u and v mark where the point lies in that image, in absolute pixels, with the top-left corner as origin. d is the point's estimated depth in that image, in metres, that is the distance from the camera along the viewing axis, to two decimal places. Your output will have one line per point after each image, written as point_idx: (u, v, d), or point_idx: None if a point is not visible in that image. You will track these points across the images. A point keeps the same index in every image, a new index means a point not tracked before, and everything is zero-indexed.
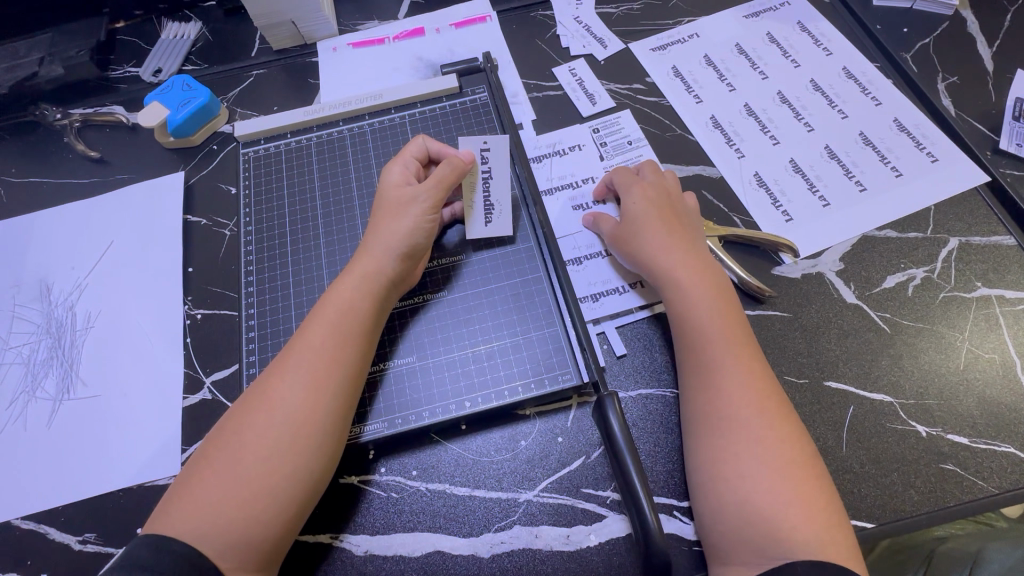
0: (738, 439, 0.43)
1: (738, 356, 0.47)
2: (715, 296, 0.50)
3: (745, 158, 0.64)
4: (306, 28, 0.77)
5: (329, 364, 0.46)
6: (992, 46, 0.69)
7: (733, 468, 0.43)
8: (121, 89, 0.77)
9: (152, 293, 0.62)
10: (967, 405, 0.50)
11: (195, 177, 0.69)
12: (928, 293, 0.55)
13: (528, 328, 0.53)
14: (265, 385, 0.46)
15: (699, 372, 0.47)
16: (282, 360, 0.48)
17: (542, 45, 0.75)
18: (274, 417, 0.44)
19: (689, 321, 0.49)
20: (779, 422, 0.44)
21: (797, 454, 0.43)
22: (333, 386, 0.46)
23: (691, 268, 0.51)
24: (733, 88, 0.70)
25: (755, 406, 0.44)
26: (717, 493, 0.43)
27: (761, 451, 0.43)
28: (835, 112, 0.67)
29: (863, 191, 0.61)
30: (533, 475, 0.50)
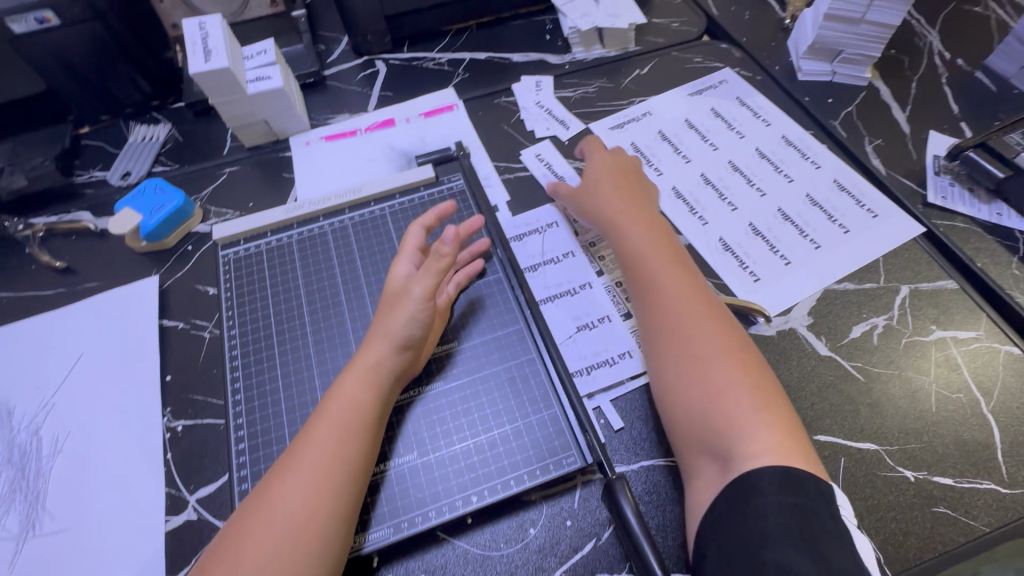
0: (713, 367, 0.50)
1: (686, 314, 0.54)
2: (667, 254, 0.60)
3: (709, 224, 0.69)
4: (278, 126, 0.79)
5: (333, 465, 0.45)
6: (905, 111, 0.78)
7: (702, 398, 0.49)
8: (87, 194, 0.76)
9: (127, 407, 0.59)
10: (945, 445, 0.53)
11: (170, 280, 0.67)
12: (891, 340, 0.59)
13: (527, 413, 0.54)
14: (263, 497, 0.44)
15: (660, 315, 0.55)
16: (285, 461, 0.46)
17: (509, 129, 0.80)
18: (275, 526, 0.42)
19: (649, 272, 0.58)
20: (741, 354, 0.52)
21: (762, 390, 0.49)
22: (341, 487, 0.45)
23: (647, 229, 0.62)
24: (688, 159, 0.76)
25: (720, 338, 0.52)
26: (695, 404, 0.49)
27: (726, 373, 0.50)
28: (782, 176, 0.73)
29: (818, 248, 0.66)
30: (546, 565, 0.48)
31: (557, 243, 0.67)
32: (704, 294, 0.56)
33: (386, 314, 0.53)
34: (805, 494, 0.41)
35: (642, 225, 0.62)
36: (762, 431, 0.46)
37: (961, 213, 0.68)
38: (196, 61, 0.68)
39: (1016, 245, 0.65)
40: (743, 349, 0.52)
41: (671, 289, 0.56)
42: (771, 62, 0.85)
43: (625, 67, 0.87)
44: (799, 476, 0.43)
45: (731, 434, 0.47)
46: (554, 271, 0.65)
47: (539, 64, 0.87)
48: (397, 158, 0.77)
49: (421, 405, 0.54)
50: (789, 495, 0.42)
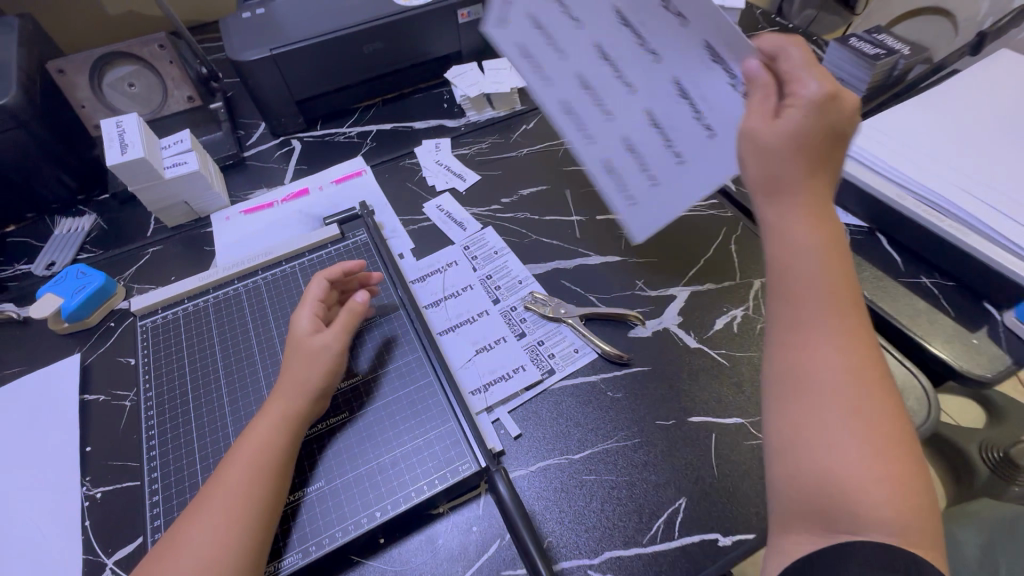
0: (826, 427, 0.40)
1: (864, 351, 0.42)
2: (826, 252, 0.45)
3: (610, 120, 0.57)
4: (199, 205, 0.86)
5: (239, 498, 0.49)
6: None
7: (813, 461, 0.40)
8: (12, 287, 0.80)
9: (47, 482, 0.61)
10: None
11: (92, 356, 0.71)
12: (749, 328, 0.68)
13: (426, 430, 0.58)
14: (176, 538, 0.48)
15: (784, 351, 0.44)
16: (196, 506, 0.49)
17: (412, 186, 0.89)
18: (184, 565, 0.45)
19: (804, 280, 0.45)
20: (875, 405, 0.40)
21: (894, 447, 0.39)
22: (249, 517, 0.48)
23: (812, 215, 0.46)
24: (562, 56, 0.57)
25: (840, 383, 0.41)
26: (794, 468, 0.41)
27: (845, 435, 0.39)
28: (646, 56, 0.53)
29: (682, 162, 0.56)
30: (455, 571, 0.52)
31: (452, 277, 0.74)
32: (857, 301, 0.44)
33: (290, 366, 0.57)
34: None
35: (811, 214, 0.46)
36: (884, 510, 0.37)
37: None
38: (113, 154, 0.75)
39: None
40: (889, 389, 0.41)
41: (830, 312, 0.43)
42: None
43: (514, 124, 0.99)
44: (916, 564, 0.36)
45: (853, 507, 0.38)
46: (454, 303, 0.72)
47: (438, 129, 0.99)
48: (310, 222, 0.84)
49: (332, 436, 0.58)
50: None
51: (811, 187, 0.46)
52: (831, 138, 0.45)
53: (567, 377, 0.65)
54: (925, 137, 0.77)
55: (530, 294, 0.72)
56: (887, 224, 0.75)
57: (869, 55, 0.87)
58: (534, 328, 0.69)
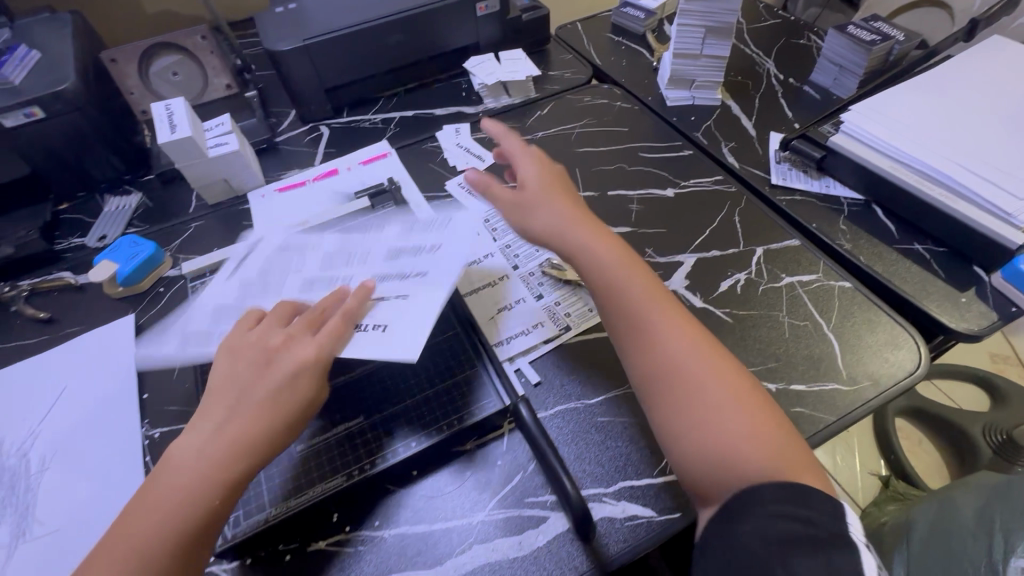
0: (689, 407, 0.51)
1: (691, 334, 0.55)
2: (633, 268, 0.59)
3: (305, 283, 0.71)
4: (237, 183, 0.93)
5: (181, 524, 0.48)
6: (752, 120, 0.97)
7: (700, 435, 0.49)
8: (67, 257, 0.86)
9: (108, 423, 0.66)
10: (799, 360, 0.66)
11: (145, 316, 0.77)
12: (751, 289, 0.73)
13: (454, 375, 0.64)
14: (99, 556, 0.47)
15: (643, 353, 0.55)
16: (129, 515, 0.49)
17: (435, 167, 0.95)
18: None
19: (631, 291, 0.57)
20: (718, 374, 0.52)
21: (744, 396, 0.51)
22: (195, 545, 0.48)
23: (606, 239, 0.61)
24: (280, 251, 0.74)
25: (692, 365, 0.53)
26: (688, 444, 0.50)
27: (707, 402, 0.51)
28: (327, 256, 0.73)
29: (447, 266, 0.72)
30: (482, 498, 0.58)
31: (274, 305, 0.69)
32: (670, 298, 0.59)
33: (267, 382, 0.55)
34: (813, 506, 0.43)
35: (607, 241, 0.61)
36: (754, 449, 0.48)
37: (798, 189, 0.84)
38: (164, 133, 0.81)
39: (841, 208, 0.82)
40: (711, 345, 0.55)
41: (658, 313, 0.56)
42: (645, 94, 1.05)
43: (529, 110, 1.05)
44: (801, 486, 0.44)
45: (733, 454, 0.48)
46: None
47: (458, 115, 1.05)
48: (340, 198, 0.90)
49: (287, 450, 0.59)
50: (788, 502, 0.43)
51: (590, 223, 0.63)
52: (566, 183, 0.68)
53: (582, 333, 0.70)
54: (917, 115, 0.82)
55: (547, 260, 0.78)
56: (882, 196, 0.80)
57: (864, 40, 0.92)
58: (551, 291, 0.75)
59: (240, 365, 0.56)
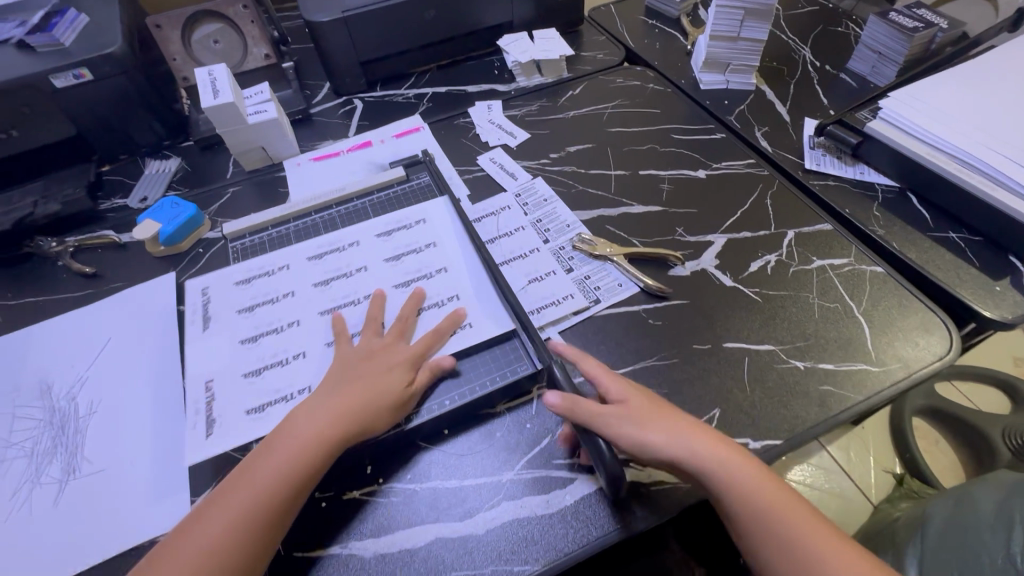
0: (810, 573, 0.49)
1: (776, 498, 0.52)
2: (717, 443, 0.54)
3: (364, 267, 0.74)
4: (274, 151, 0.94)
5: (267, 504, 0.52)
6: (786, 106, 0.97)
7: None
8: (110, 216, 0.89)
9: (152, 373, 0.69)
10: (828, 341, 0.66)
11: (186, 275, 0.80)
12: (782, 270, 0.73)
13: (486, 339, 0.66)
14: (189, 528, 0.51)
15: (752, 526, 0.52)
16: (220, 494, 0.53)
17: (467, 142, 0.96)
18: (189, 555, 0.49)
19: (722, 462, 0.53)
20: (813, 528, 0.52)
21: (827, 541, 0.51)
22: (269, 532, 0.51)
23: (688, 428, 0.55)
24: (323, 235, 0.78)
25: (794, 522, 0.52)
26: None
27: (825, 564, 0.49)
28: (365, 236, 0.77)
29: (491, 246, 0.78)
30: (511, 458, 0.59)
31: (288, 284, 0.74)
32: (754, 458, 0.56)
33: (368, 372, 0.60)
34: None
35: (696, 434, 0.55)
36: None
37: (832, 174, 0.84)
38: (206, 97, 0.82)
39: (875, 194, 0.81)
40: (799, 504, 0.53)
41: (750, 475, 0.53)
42: (678, 77, 1.05)
43: (561, 89, 1.05)
44: None
45: None
46: (272, 339, 0.68)
47: (490, 92, 1.05)
48: (374, 169, 0.92)
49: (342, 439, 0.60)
50: None
51: (675, 418, 0.56)
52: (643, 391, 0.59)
53: (611, 306, 0.71)
54: (958, 103, 0.81)
55: (578, 235, 0.79)
56: (918, 184, 0.79)
57: (906, 26, 0.91)
58: (581, 265, 0.76)
59: (350, 359, 0.62)
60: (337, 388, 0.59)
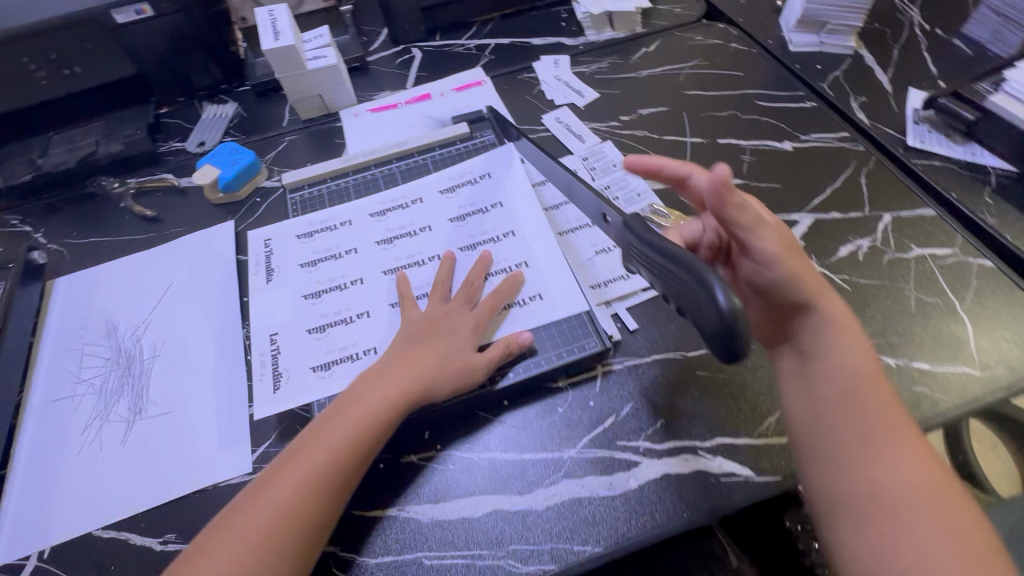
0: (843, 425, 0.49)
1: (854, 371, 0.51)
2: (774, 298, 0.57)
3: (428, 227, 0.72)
4: (331, 100, 0.91)
5: (359, 444, 0.53)
6: (887, 73, 0.87)
7: (883, 517, 0.45)
8: (169, 160, 0.88)
9: (213, 321, 0.69)
10: (923, 339, 0.61)
11: (243, 224, 0.79)
12: (875, 258, 0.67)
13: (552, 311, 0.63)
14: (284, 462, 0.52)
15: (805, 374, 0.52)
16: (311, 432, 0.54)
17: (531, 99, 0.90)
18: (287, 485, 0.50)
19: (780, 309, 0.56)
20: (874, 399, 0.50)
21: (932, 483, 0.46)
22: (358, 469, 0.52)
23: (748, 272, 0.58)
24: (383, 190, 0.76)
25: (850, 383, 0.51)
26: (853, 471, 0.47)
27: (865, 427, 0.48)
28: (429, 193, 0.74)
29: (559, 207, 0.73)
30: (573, 435, 0.57)
31: (351, 240, 0.72)
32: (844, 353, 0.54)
33: (434, 337, 0.59)
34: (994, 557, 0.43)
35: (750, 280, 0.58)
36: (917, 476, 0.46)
37: (938, 154, 0.76)
38: (267, 39, 0.80)
39: (987, 178, 0.73)
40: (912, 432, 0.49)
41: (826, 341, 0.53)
42: (765, 36, 0.95)
43: (633, 45, 0.97)
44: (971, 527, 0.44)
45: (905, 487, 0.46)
46: (334, 297, 0.67)
47: (556, 46, 0.98)
48: (435, 124, 0.87)
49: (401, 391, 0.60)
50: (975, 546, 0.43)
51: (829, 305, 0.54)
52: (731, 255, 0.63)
53: None
54: None
55: (650, 206, 0.74)
56: None
57: None
58: None
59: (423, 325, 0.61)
60: (409, 354, 0.58)
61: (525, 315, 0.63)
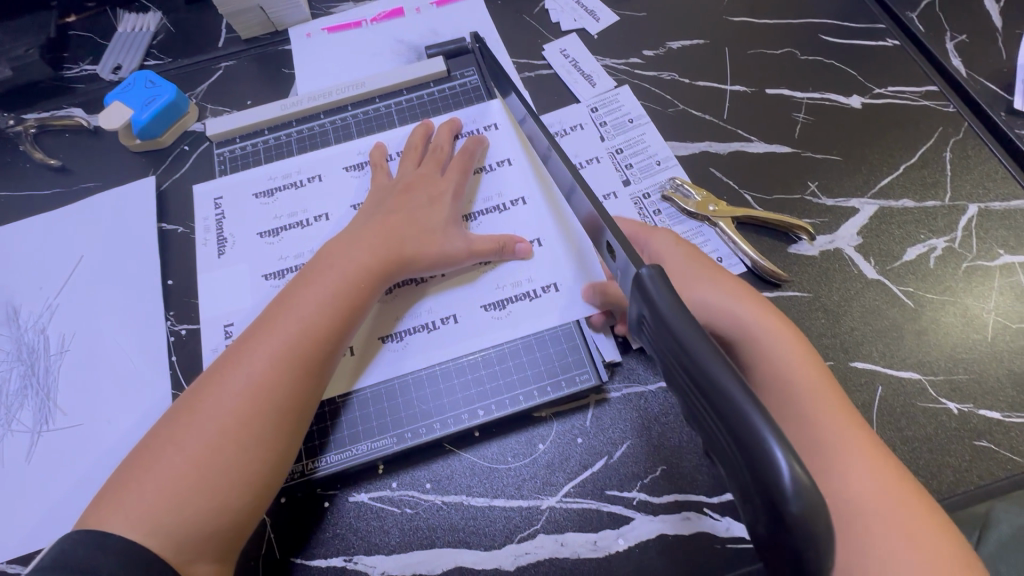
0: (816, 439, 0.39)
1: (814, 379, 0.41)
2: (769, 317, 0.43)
3: None
4: (275, 14, 0.71)
5: (310, 349, 0.45)
6: (999, 2, 0.66)
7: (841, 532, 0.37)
8: (77, 90, 0.71)
9: (131, 309, 0.57)
10: (997, 377, 0.49)
11: (167, 181, 0.63)
12: (950, 264, 0.53)
13: (539, 327, 0.51)
14: (218, 374, 0.43)
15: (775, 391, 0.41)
16: (249, 339, 0.45)
17: (531, 21, 0.70)
18: (225, 401, 0.42)
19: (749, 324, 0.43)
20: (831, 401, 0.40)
21: (868, 451, 0.39)
22: (312, 380, 0.45)
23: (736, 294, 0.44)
24: (356, 143, 0.61)
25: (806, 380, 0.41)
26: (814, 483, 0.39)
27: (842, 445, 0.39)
28: None
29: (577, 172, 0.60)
30: (554, 480, 0.47)
31: (321, 204, 0.58)
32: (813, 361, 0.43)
33: (408, 204, 0.52)
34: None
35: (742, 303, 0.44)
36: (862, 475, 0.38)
37: None
38: None
39: None
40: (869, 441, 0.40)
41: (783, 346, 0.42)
42: None
43: None
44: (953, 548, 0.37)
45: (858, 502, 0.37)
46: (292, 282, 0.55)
47: None
48: (406, 53, 0.69)
49: (367, 383, 0.50)
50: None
51: (774, 318, 0.43)
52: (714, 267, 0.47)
53: None
54: None
55: (671, 180, 0.58)
56: None
57: None
58: (669, 224, 0.57)
59: (346, 245, 0.49)
60: (324, 274, 0.47)
61: (537, 312, 0.51)
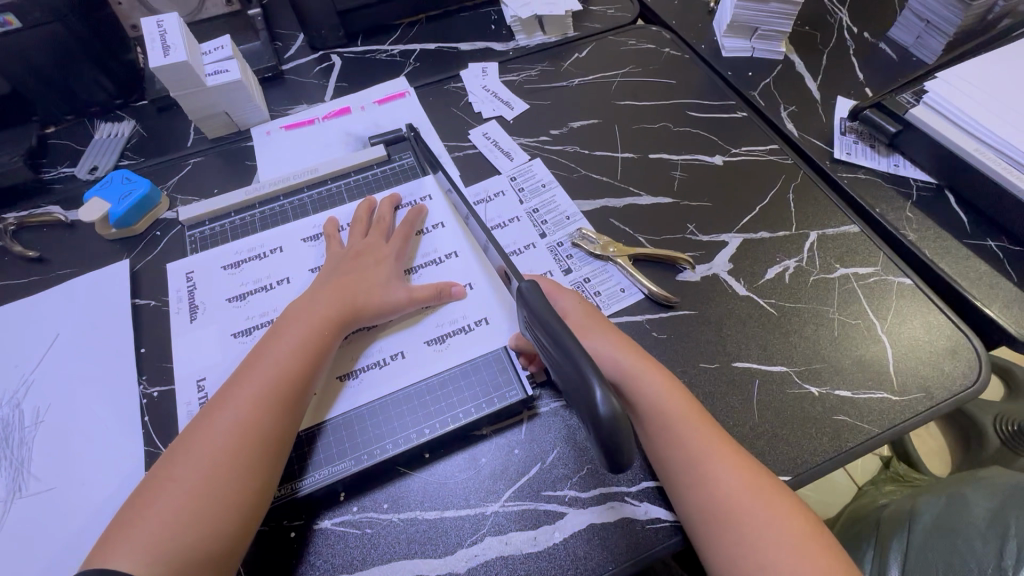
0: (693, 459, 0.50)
1: (686, 409, 0.52)
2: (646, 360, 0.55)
3: None
4: (239, 117, 0.83)
5: (285, 387, 0.52)
6: (817, 80, 0.86)
7: (725, 528, 0.48)
8: (55, 190, 0.79)
9: (106, 377, 0.63)
10: (846, 363, 0.61)
11: (141, 262, 0.71)
12: (801, 279, 0.67)
13: (473, 355, 0.60)
14: (205, 418, 0.50)
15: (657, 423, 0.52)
16: (232, 386, 0.52)
17: (458, 112, 0.85)
18: (214, 439, 0.48)
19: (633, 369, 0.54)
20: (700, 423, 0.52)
21: (732, 455, 0.50)
22: (289, 413, 0.51)
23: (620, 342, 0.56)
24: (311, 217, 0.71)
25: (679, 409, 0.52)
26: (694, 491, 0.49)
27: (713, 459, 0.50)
28: None
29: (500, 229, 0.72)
30: (496, 488, 0.54)
31: (282, 270, 0.67)
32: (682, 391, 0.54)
33: (360, 266, 0.62)
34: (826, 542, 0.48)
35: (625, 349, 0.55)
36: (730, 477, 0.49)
37: (864, 166, 0.76)
38: (155, 56, 0.72)
39: (909, 191, 0.73)
40: (738, 452, 0.51)
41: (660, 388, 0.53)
42: (697, 41, 0.93)
43: (566, 51, 0.92)
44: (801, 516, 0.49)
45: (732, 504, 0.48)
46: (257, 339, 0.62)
47: (485, 51, 0.93)
48: (353, 143, 0.82)
49: (330, 417, 0.57)
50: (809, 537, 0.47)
51: (651, 362, 0.55)
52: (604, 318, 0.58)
53: (612, 315, 0.65)
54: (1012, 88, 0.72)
55: (578, 230, 0.71)
56: (959, 183, 0.71)
57: None
58: (580, 265, 0.69)
59: (312, 301, 0.58)
60: (294, 326, 0.56)
61: (472, 343, 0.60)
